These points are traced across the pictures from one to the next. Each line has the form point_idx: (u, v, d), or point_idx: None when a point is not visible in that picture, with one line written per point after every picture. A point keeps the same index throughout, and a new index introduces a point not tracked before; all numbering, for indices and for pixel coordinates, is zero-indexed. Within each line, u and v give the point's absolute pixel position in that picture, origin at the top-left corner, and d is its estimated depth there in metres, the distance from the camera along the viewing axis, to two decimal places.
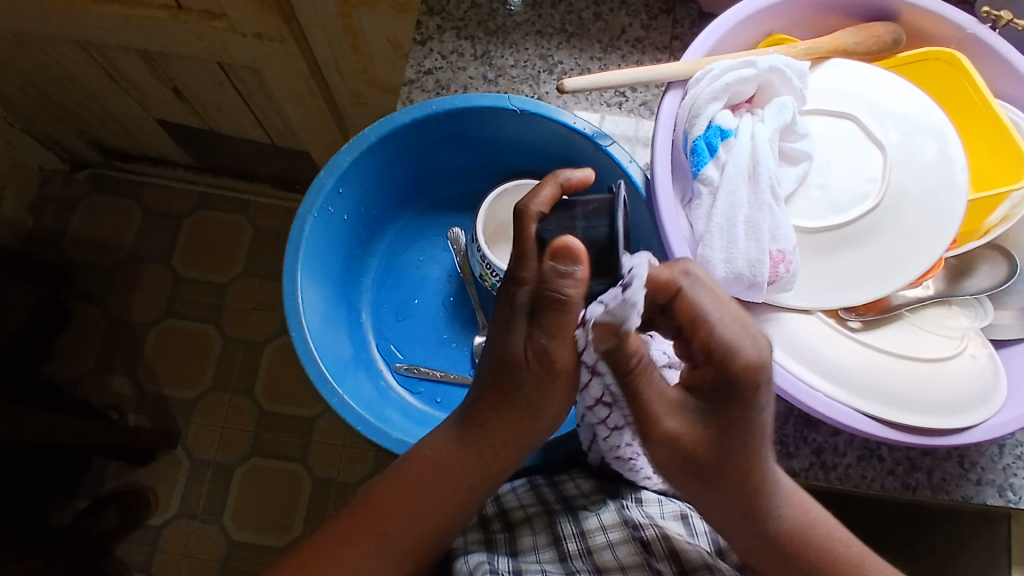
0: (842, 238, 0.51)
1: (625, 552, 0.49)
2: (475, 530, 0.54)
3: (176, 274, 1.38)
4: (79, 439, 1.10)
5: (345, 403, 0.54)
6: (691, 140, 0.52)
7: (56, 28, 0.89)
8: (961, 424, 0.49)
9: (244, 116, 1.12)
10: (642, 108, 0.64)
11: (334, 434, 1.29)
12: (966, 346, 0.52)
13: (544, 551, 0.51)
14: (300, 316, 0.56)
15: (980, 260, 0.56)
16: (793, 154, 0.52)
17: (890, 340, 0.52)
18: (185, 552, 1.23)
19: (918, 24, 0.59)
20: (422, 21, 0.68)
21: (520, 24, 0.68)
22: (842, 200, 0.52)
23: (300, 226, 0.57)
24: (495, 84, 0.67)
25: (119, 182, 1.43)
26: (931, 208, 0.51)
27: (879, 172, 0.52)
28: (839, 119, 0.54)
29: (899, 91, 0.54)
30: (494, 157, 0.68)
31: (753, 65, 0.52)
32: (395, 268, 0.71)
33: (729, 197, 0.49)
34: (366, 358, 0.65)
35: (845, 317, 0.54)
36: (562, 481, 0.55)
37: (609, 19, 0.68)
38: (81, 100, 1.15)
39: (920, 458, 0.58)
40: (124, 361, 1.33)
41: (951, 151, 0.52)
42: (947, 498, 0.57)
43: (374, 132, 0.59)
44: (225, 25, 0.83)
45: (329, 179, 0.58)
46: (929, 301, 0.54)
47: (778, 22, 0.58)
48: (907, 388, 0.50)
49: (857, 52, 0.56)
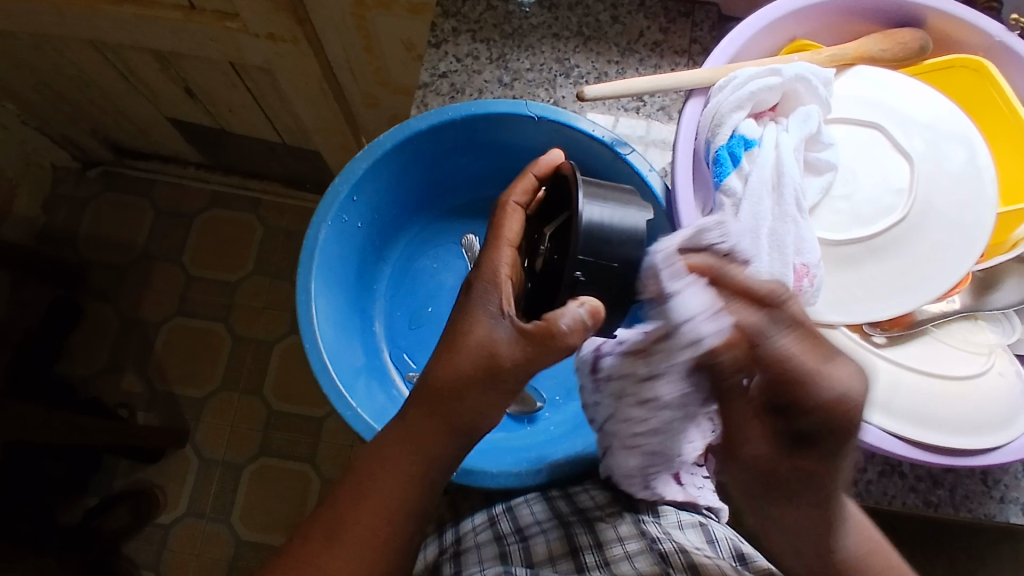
0: (867, 252, 0.50)
1: (643, 562, 0.48)
2: (490, 545, 0.53)
3: (186, 273, 1.38)
4: (89, 438, 1.09)
5: (358, 415, 0.53)
6: (713, 150, 0.51)
7: (70, 28, 0.89)
8: (990, 444, 0.48)
9: (256, 116, 1.12)
10: (660, 112, 0.63)
11: (342, 436, 1.29)
12: (993, 363, 0.50)
13: (561, 562, 0.50)
14: (313, 326, 0.55)
15: (1009, 274, 0.53)
16: (818, 164, 0.51)
17: (916, 357, 0.51)
18: (194, 550, 1.23)
19: (945, 30, 0.57)
20: (436, 24, 0.67)
21: (536, 27, 0.67)
22: (868, 212, 0.50)
23: (314, 233, 0.57)
24: (511, 87, 0.66)
25: (130, 180, 1.43)
26: (958, 222, 0.50)
27: (906, 183, 0.50)
28: (864, 128, 0.53)
29: (927, 101, 0.52)
30: (510, 164, 0.67)
31: (778, 74, 0.51)
32: (409, 275, 0.70)
33: (752, 209, 0.48)
34: (379, 368, 0.64)
35: (869, 332, 0.52)
36: (577, 493, 0.55)
37: (627, 22, 0.66)
38: (94, 99, 1.15)
39: (942, 475, 0.56)
40: (135, 359, 1.33)
41: (979, 161, 0.51)
42: (969, 515, 0.56)
43: (390, 139, 0.58)
44: (239, 25, 0.82)
45: (343, 187, 0.57)
46: (954, 315, 0.52)
47: (801, 28, 0.57)
48: (933, 407, 0.49)
49: (882, 58, 0.55)
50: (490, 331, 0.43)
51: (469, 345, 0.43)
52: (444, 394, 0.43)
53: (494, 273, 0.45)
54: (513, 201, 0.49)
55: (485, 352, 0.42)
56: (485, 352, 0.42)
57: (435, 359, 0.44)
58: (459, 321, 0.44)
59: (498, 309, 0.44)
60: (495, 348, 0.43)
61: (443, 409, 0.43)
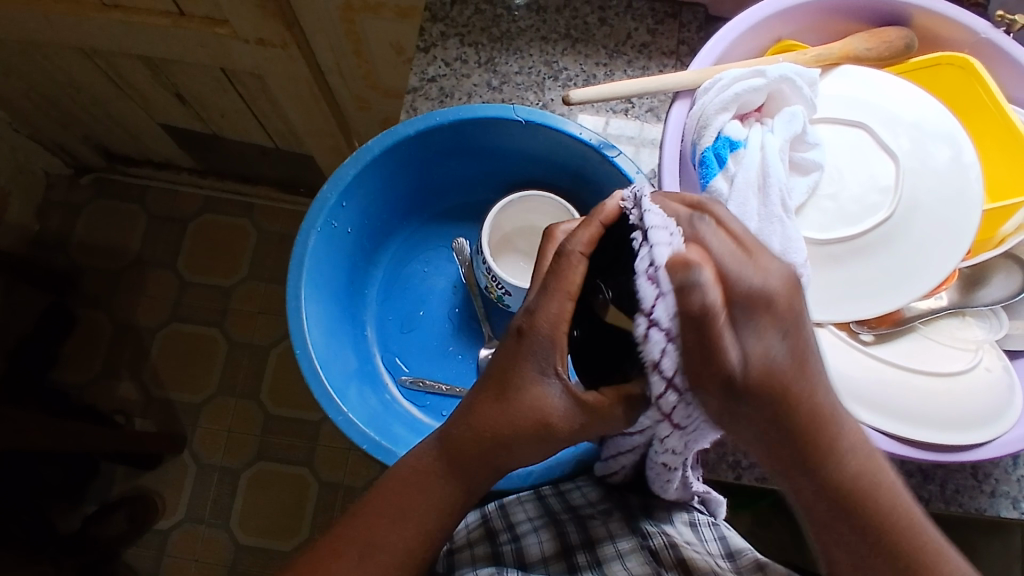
0: (853, 251, 0.50)
1: (635, 562, 0.48)
2: (482, 543, 0.53)
3: (181, 278, 1.38)
4: (85, 445, 1.09)
5: (350, 421, 0.53)
6: (700, 151, 0.51)
7: (58, 35, 0.89)
8: (977, 439, 0.49)
9: (247, 121, 1.12)
10: (648, 114, 0.63)
11: (339, 438, 1.29)
12: (981, 359, 0.51)
13: (552, 563, 0.51)
14: (304, 333, 0.55)
15: (994, 270, 0.54)
16: (804, 164, 0.51)
17: (904, 354, 0.51)
18: (193, 556, 1.23)
19: (930, 28, 0.58)
20: (425, 28, 0.67)
21: (524, 30, 0.67)
22: (854, 212, 0.51)
23: (303, 240, 0.57)
24: (500, 91, 0.66)
25: (123, 186, 1.43)
26: (943, 219, 0.50)
27: (891, 181, 0.51)
28: (849, 127, 0.53)
29: (911, 99, 0.53)
30: (500, 167, 0.67)
31: (763, 74, 0.51)
32: (400, 279, 0.70)
33: (738, 210, 0.49)
34: (371, 373, 0.65)
35: (857, 330, 0.52)
36: (568, 490, 0.55)
37: (614, 24, 0.67)
38: (84, 106, 1.15)
39: (934, 471, 0.57)
40: (130, 365, 1.33)
41: (964, 158, 0.51)
42: (961, 510, 0.56)
43: (378, 144, 0.58)
44: (228, 31, 0.82)
45: (332, 194, 0.58)
46: (942, 312, 0.53)
47: (787, 28, 0.58)
48: (921, 404, 0.49)
49: (867, 58, 0.56)
50: (541, 398, 0.38)
51: (522, 407, 0.39)
52: (477, 439, 0.41)
53: (550, 337, 0.37)
54: (575, 251, 0.37)
55: (532, 425, 0.39)
56: (538, 421, 0.38)
57: (481, 396, 0.41)
58: (512, 369, 0.39)
59: (553, 371, 0.38)
60: (549, 417, 0.38)
61: (484, 456, 0.41)
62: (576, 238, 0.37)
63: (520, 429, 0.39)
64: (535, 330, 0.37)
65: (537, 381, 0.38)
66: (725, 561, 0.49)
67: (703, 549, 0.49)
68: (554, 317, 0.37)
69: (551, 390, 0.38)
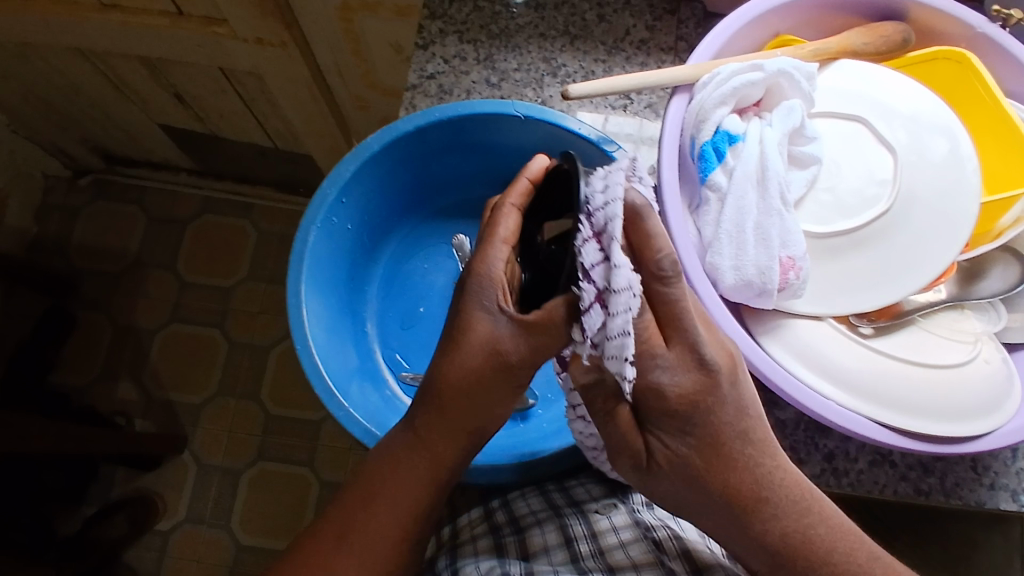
0: (852, 243, 0.51)
1: (637, 549, 0.49)
2: (486, 537, 0.53)
3: (181, 279, 1.38)
4: (85, 446, 1.10)
5: (351, 416, 0.53)
6: (698, 145, 0.51)
7: (57, 36, 0.89)
8: (977, 430, 0.49)
9: (246, 121, 1.12)
10: (647, 110, 0.64)
11: (339, 438, 1.29)
12: (980, 351, 0.51)
13: (556, 553, 0.50)
14: (304, 329, 0.55)
15: (992, 262, 0.55)
16: (802, 157, 0.51)
17: (903, 346, 0.51)
18: (194, 557, 1.23)
19: (928, 23, 0.58)
20: (423, 25, 0.67)
21: (523, 27, 0.67)
22: (852, 204, 0.51)
23: (303, 237, 0.57)
24: (499, 88, 0.66)
25: (122, 188, 1.43)
26: (941, 212, 0.50)
27: (889, 174, 0.51)
28: (847, 120, 0.53)
29: (910, 92, 0.53)
30: (500, 164, 0.67)
31: (761, 69, 0.52)
32: (401, 276, 0.70)
33: (737, 203, 0.49)
34: (372, 369, 0.65)
35: (856, 323, 0.52)
36: (572, 486, 0.55)
37: (613, 21, 0.67)
38: (83, 108, 1.15)
39: (933, 463, 0.57)
40: (130, 366, 1.33)
41: (962, 151, 0.51)
42: (960, 503, 0.56)
43: (377, 140, 0.58)
44: (227, 31, 0.83)
45: (331, 190, 0.58)
46: (941, 304, 0.53)
47: (785, 23, 0.58)
48: (920, 396, 0.49)
49: (865, 52, 0.56)
50: (490, 336, 0.40)
51: (471, 342, 0.40)
52: (445, 402, 0.41)
53: (485, 273, 0.40)
54: (508, 204, 0.42)
55: (486, 361, 0.40)
56: (489, 352, 0.40)
57: (441, 357, 0.42)
58: (460, 315, 0.41)
59: (496, 306, 0.40)
60: (498, 344, 0.40)
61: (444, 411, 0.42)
62: (507, 191, 0.43)
63: (477, 374, 0.40)
64: (473, 271, 0.41)
65: (483, 319, 0.40)
66: (722, 551, 0.50)
67: (704, 542, 0.50)
68: (487, 258, 0.41)
69: (495, 326, 0.40)
